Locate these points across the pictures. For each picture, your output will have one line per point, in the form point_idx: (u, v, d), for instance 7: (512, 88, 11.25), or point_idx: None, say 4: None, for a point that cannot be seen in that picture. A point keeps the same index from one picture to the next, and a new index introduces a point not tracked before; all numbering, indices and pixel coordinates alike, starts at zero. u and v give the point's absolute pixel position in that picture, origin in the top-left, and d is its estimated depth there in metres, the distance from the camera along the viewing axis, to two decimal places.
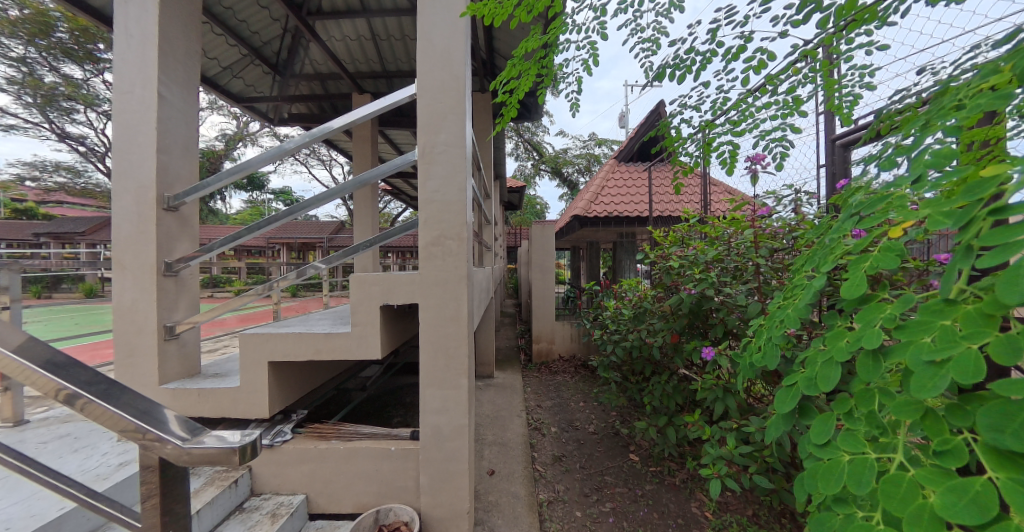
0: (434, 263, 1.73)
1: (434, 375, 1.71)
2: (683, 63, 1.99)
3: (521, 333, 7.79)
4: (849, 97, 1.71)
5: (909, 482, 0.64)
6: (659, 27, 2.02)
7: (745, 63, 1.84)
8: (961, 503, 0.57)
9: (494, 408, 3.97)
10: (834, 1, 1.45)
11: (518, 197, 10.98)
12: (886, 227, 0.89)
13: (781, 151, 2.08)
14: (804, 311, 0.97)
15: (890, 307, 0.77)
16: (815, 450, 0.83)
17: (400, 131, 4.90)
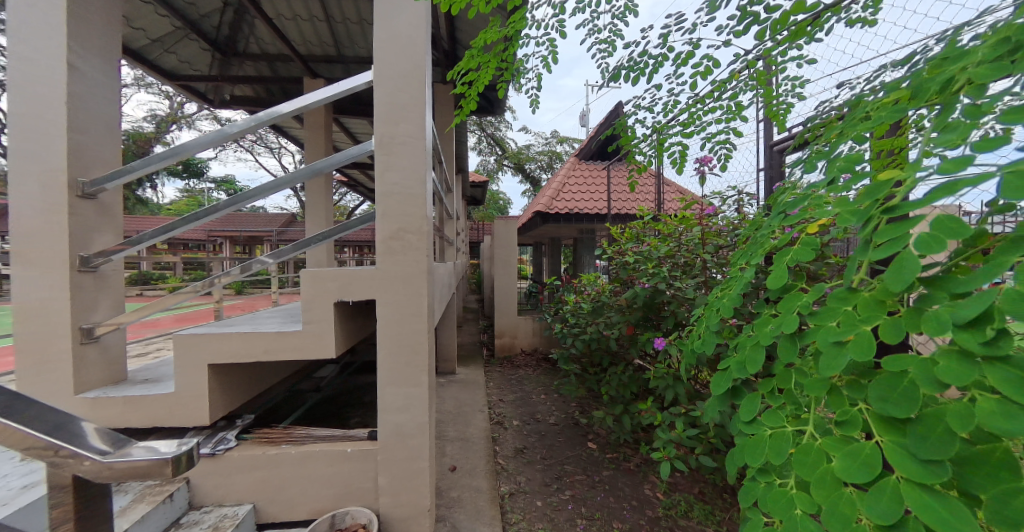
0: (393, 257, 1.67)
1: (395, 372, 1.67)
2: (637, 65, 2.06)
3: (484, 329, 7.81)
4: (783, 105, 1.85)
5: (817, 450, 0.70)
6: (616, 29, 2.07)
7: (693, 69, 1.94)
8: (855, 464, 0.63)
9: (456, 404, 3.94)
10: (771, 15, 1.55)
11: (481, 192, 10.92)
12: (807, 225, 0.97)
13: (726, 153, 2.22)
14: (736, 300, 1.04)
15: (806, 297, 0.84)
16: (744, 426, 0.90)
17: (356, 120, 4.70)
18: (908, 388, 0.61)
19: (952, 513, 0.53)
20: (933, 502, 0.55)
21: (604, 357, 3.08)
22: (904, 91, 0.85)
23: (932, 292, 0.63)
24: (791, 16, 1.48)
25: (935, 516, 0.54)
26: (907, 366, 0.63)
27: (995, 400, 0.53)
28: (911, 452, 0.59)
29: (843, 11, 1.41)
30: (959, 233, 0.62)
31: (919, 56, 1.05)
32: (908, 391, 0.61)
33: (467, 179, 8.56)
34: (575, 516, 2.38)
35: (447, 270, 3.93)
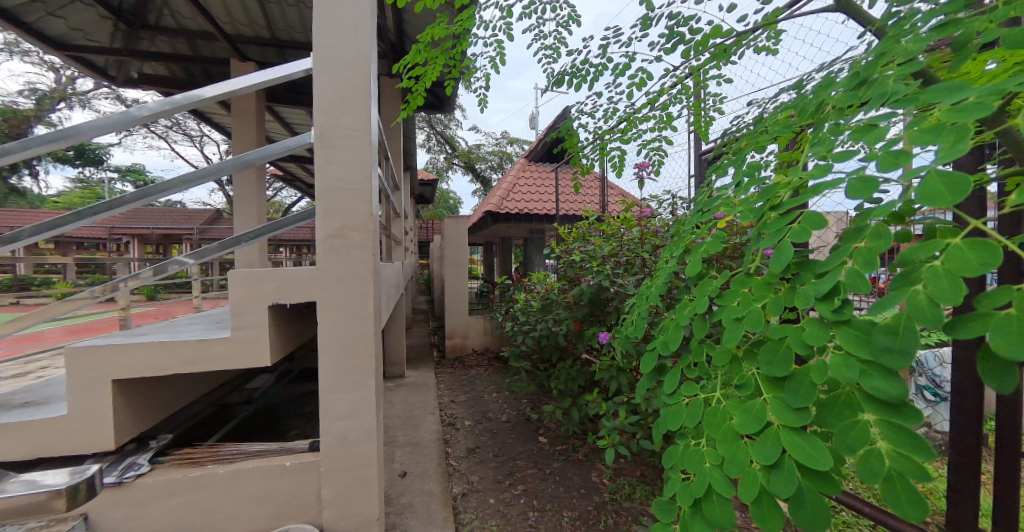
0: (336, 256, 1.59)
1: (339, 378, 1.58)
2: (579, 72, 2.14)
3: (435, 330, 7.67)
4: (707, 118, 2.03)
5: (721, 412, 0.78)
6: (560, 36, 2.14)
7: (629, 79, 2.06)
8: (749, 418, 0.72)
9: (406, 408, 3.83)
10: (695, 36, 1.70)
11: (430, 191, 10.66)
12: (719, 222, 1.09)
13: (659, 159, 2.38)
14: (662, 288, 1.14)
15: (715, 281, 0.94)
16: (667, 399, 0.98)
17: (293, 110, 4.38)
18: (785, 351, 0.71)
19: (814, 447, 0.64)
20: (804, 443, 0.65)
21: (553, 353, 3.17)
22: (794, 109, 0.99)
23: (803, 273, 0.74)
24: (711, 39, 1.64)
25: (802, 452, 0.64)
26: (785, 333, 0.73)
27: (840, 354, 0.64)
28: (787, 403, 0.69)
29: (754, 37, 1.57)
30: (823, 225, 0.73)
31: (810, 79, 1.23)
32: (781, 353, 0.72)
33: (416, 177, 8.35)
34: (527, 510, 2.43)
35: (395, 270, 3.81)
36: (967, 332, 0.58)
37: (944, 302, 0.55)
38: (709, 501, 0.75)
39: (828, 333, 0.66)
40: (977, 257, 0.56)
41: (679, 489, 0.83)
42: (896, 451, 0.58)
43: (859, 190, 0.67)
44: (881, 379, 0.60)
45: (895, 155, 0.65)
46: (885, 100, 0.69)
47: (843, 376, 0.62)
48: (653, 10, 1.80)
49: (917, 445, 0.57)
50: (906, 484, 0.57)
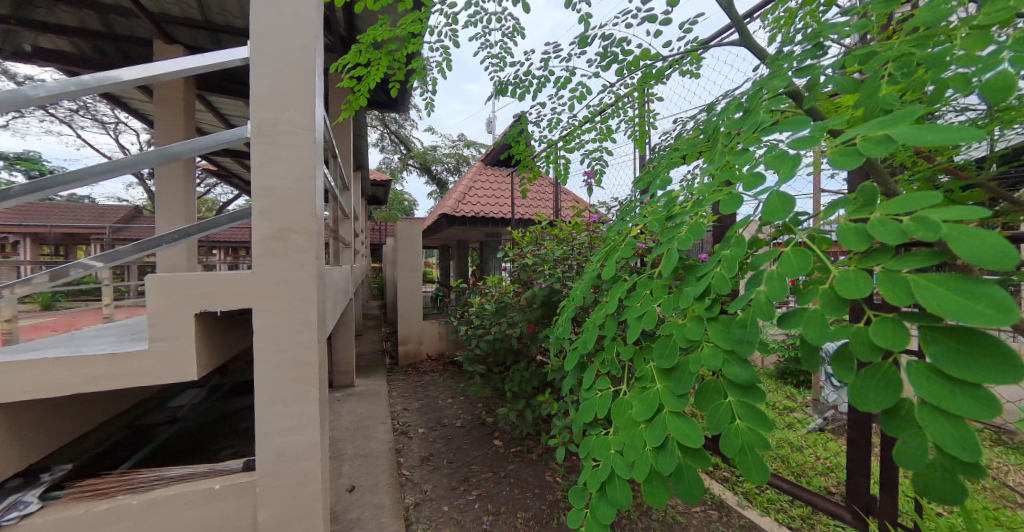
0: (275, 260, 1.49)
1: (278, 390, 1.48)
2: (522, 83, 2.20)
3: (387, 336, 7.40)
4: (642, 132, 2.16)
5: (625, 402, 0.89)
6: (505, 47, 2.18)
7: (570, 92, 2.15)
8: (645, 406, 0.84)
9: (355, 419, 3.66)
10: (627, 57, 1.81)
11: (383, 192, 10.30)
12: (634, 227, 1.21)
13: (601, 168, 2.50)
14: (583, 290, 1.24)
15: (625, 284, 1.07)
16: (584, 394, 1.07)
17: (227, 100, 4.05)
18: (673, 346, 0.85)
19: (691, 428, 0.76)
20: (685, 424, 0.78)
21: (507, 356, 3.20)
22: (701, 140, 1.15)
23: (689, 278, 0.90)
24: (643, 60, 1.77)
25: (681, 432, 0.76)
26: (672, 329, 0.86)
27: (711, 346, 0.79)
28: (673, 391, 0.82)
29: (679, 61, 1.71)
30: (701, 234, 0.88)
31: (718, 103, 1.39)
32: (670, 347, 0.86)
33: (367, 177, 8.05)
34: (481, 514, 2.42)
35: (343, 274, 3.64)
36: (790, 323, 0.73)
37: (776, 299, 0.71)
38: (615, 483, 0.85)
39: (703, 328, 0.81)
40: (797, 260, 0.71)
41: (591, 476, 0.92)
42: (749, 427, 0.74)
43: (731, 202, 0.82)
44: (739, 367, 0.76)
45: (750, 179, 0.81)
46: (760, 134, 0.85)
47: (712, 365, 0.77)
48: (589, 29, 1.90)
49: (761, 418, 0.73)
50: (754, 452, 0.73)
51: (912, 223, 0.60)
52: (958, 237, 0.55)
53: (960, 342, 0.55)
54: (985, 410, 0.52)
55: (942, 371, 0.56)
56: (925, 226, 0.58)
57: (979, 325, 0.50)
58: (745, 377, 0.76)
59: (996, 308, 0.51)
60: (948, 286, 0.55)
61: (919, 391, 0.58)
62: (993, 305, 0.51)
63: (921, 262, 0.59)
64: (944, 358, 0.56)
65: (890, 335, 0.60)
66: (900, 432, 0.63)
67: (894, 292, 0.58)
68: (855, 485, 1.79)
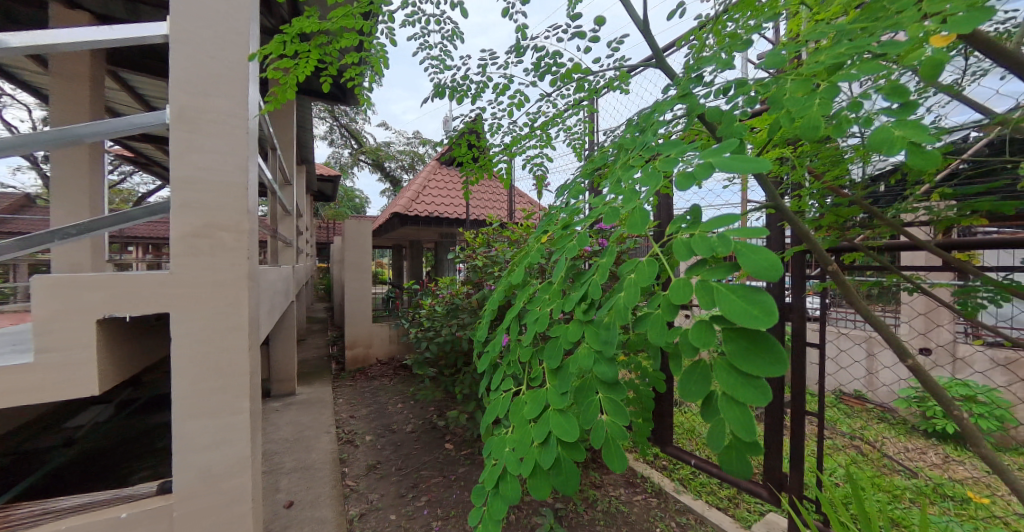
0: (198, 260, 1.36)
1: (200, 403, 1.35)
2: (460, 87, 2.20)
3: (333, 340, 7.02)
4: (578, 142, 2.25)
5: (521, 402, 0.95)
6: (445, 49, 2.16)
7: (509, 99, 2.18)
8: (535, 405, 0.90)
9: (295, 429, 3.43)
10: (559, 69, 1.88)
11: (332, 188, 9.77)
12: (545, 232, 1.29)
13: (541, 174, 2.56)
14: (499, 295, 1.31)
15: (530, 291, 1.14)
16: (492, 396, 1.12)
17: (146, 80, 3.63)
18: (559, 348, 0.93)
19: (569, 423, 0.83)
20: (563, 420, 0.85)
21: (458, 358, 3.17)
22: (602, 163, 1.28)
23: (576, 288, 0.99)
24: (573, 74, 1.84)
25: (561, 428, 0.83)
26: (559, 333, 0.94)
27: (585, 347, 0.87)
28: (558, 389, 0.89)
29: (608, 78, 1.80)
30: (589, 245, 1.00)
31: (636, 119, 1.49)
32: (557, 348, 0.94)
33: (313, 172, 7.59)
34: (431, 520, 2.37)
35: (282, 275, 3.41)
36: (641, 325, 0.83)
37: (629, 304, 0.82)
38: (507, 481, 0.89)
39: (581, 331, 0.90)
40: (648, 270, 0.83)
41: (489, 474, 0.96)
42: (614, 420, 0.80)
43: (610, 214, 0.94)
44: (606, 365, 0.84)
45: (631, 192, 0.92)
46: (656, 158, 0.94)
47: (585, 365, 0.85)
48: (525, 39, 1.95)
49: (620, 411, 0.80)
50: (616, 443, 0.78)
51: (718, 242, 0.74)
52: (745, 253, 0.70)
53: (744, 340, 0.67)
54: (759, 395, 0.64)
55: (733, 364, 0.67)
56: (726, 245, 0.72)
57: (751, 324, 0.63)
58: (610, 375, 0.83)
59: (763, 311, 0.63)
60: (737, 293, 0.68)
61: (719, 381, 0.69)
62: (762, 308, 0.64)
63: (723, 272, 0.72)
64: (735, 353, 0.67)
65: (699, 334, 0.71)
66: (711, 416, 0.72)
67: (702, 299, 0.71)
68: (771, 465, 2.01)
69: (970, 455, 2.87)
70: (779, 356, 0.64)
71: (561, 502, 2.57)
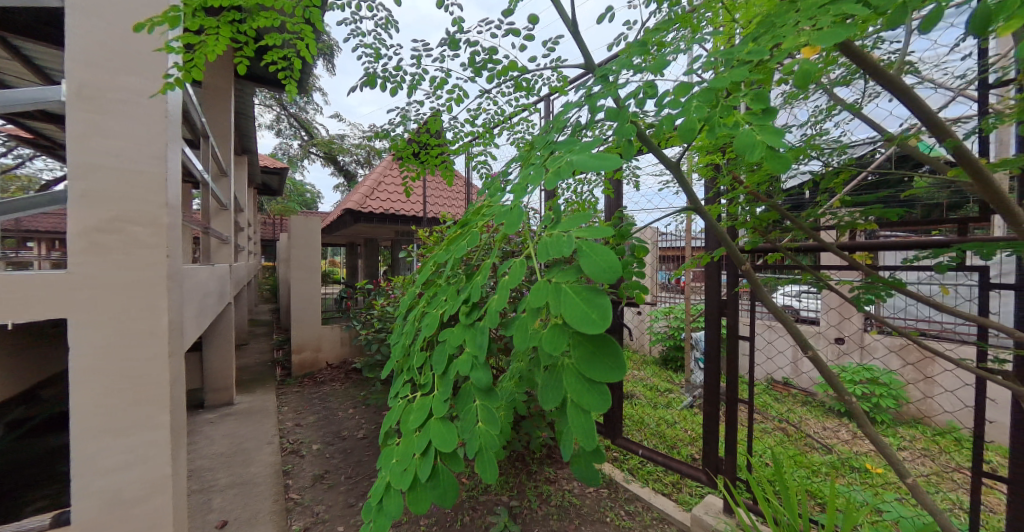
0: (107, 259, 1.25)
1: (107, 419, 1.25)
2: (392, 77, 2.14)
3: (279, 344, 6.57)
4: (520, 139, 2.25)
5: (410, 411, 0.92)
6: (380, 38, 2.08)
7: (448, 94, 2.13)
8: (418, 414, 0.87)
9: (231, 442, 3.16)
10: (496, 65, 1.86)
11: (278, 181, 9.12)
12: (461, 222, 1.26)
13: (485, 170, 2.54)
14: (409, 295, 1.26)
15: (430, 292, 1.11)
16: (392, 404, 1.08)
17: (43, 50, 3.16)
18: (444, 353, 0.90)
19: (448, 432, 0.81)
20: (441, 428, 0.83)
21: None
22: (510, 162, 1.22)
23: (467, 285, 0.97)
24: (510, 71, 1.82)
25: (440, 437, 0.81)
26: (445, 337, 0.92)
27: (465, 352, 0.85)
28: (439, 397, 0.87)
29: (546, 79, 1.82)
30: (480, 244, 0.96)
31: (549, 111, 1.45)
32: (442, 353, 0.91)
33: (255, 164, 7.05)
34: None
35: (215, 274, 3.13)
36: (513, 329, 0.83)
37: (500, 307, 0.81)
38: (389, 496, 0.84)
39: (462, 335, 0.87)
40: (518, 270, 0.82)
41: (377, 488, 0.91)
42: (487, 429, 0.79)
43: (499, 215, 0.94)
44: (482, 372, 0.83)
45: (521, 188, 0.92)
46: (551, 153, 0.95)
47: (462, 371, 0.84)
48: (459, 32, 1.91)
49: (495, 419, 0.80)
50: (488, 452, 0.77)
51: (569, 243, 0.75)
52: (587, 257, 0.71)
53: (587, 344, 0.68)
54: (597, 400, 0.65)
55: (578, 370, 0.67)
56: (572, 248, 0.74)
57: (585, 328, 0.64)
58: (485, 381, 0.82)
59: (600, 315, 0.64)
60: (580, 297, 0.69)
61: (566, 388, 0.68)
62: (596, 311, 0.65)
63: (573, 275, 0.72)
64: (580, 358, 0.68)
65: (551, 339, 0.70)
66: (562, 422, 0.71)
67: (548, 301, 0.71)
68: (709, 451, 2.16)
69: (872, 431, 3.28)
70: (617, 361, 0.66)
71: (515, 500, 2.59)
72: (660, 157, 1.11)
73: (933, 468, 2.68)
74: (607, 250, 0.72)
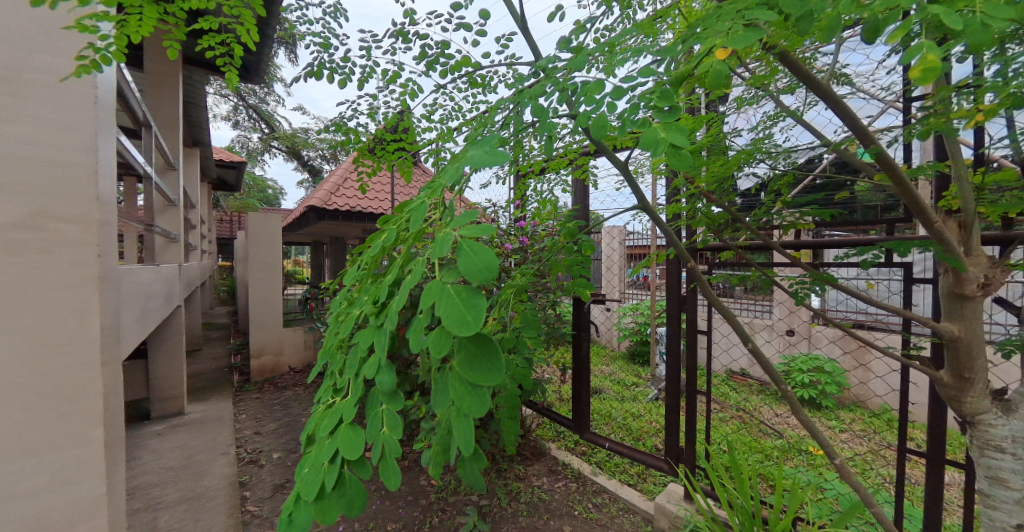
0: (31, 261, 1.15)
1: (33, 435, 1.15)
2: (340, 68, 2.07)
3: (236, 348, 6.21)
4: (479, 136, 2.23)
5: (322, 419, 0.86)
6: (329, 27, 2.01)
7: (401, 88, 2.08)
8: (327, 423, 0.81)
9: (180, 454, 2.95)
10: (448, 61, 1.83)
11: (233, 177, 8.61)
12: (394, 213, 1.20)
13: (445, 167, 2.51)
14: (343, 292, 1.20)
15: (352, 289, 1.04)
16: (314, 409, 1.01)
17: None
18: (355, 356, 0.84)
19: (356, 438, 0.76)
20: (347, 436, 0.77)
21: None
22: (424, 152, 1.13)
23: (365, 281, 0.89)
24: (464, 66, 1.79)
25: (347, 445, 0.75)
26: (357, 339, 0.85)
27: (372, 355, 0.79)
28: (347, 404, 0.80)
29: (501, 77, 1.81)
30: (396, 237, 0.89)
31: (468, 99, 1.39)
32: (355, 355, 0.85)
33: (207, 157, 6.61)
34: None
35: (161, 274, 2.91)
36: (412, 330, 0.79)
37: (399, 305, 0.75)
38: (297, 513, 0.77)
39: (370, 337, 0.81)
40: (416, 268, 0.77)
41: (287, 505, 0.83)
42: (393, 435, 0.75)
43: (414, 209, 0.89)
44: (389, 375, 0.78)
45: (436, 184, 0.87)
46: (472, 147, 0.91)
47: (368, 375, 0.78)
48: (408, 25, 1.86)
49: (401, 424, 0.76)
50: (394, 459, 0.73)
51: (445, 243, 0.67)
52: (464, 255, 0.65)
53: (469, 347, 0.65)
54: (477, 402, 0.64)
55: (461, 375, 0.65)
56: (449, 247, 0.66)
57: (458, 332, 0.60)
58: (390, 384, 0.78)
59: (473, 318, 0.60)
60: (459, 297, 0.64)
61: (453, 391, 0.68)
62: (469, 313, 0.60)
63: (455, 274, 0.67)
64: (463, 361, 0.65)
65: (436, 344, 0.67)
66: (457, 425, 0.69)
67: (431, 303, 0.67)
68: (670, 441, 2.25)
69: (817, 416, 3.55)
70: (497, 362, 0.65)
71: (485, 498, 2.59)
72: (605, 154, 1.10)
73: (868, 447, 2.93)
74: (486, 248, 0.66)
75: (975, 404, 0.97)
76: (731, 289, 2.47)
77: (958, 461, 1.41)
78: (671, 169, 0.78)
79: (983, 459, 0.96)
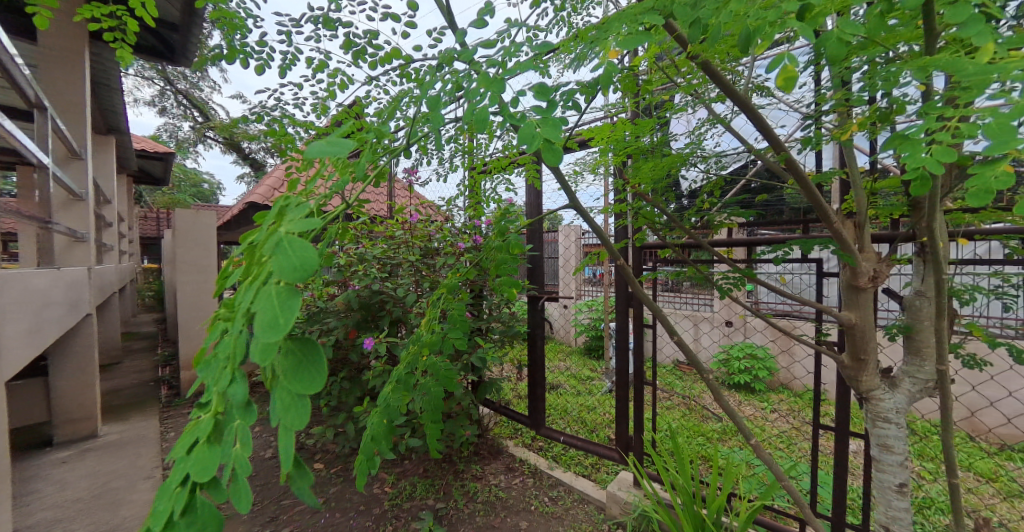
0: None
1: None
2: (260, 54, 1.91)
3: (165, 358, 5.62)
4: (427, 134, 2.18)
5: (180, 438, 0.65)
6: (248, 9, 1.85)
7: (329, 78, 1.93)
8: (181, 444, 0.60)
9: (93, 482, 2.62)
10: (379, 48, 1.71)
11: (157, 171, 7.78)
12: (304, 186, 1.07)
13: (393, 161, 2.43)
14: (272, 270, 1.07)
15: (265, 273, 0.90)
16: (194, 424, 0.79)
17: None
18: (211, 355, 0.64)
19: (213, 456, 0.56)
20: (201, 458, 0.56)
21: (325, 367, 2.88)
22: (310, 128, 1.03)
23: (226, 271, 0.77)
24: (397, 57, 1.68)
25: (201, 466, 0.55)
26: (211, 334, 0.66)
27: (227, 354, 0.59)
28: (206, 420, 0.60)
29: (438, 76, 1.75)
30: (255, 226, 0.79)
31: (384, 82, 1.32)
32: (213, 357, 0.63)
33: (124, 149, 5.91)
34: None
35: (65, 279, 2.57)
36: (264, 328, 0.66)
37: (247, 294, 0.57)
38: None
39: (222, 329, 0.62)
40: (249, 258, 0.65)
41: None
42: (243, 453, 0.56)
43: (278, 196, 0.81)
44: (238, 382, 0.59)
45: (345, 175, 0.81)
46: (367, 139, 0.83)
47: (217, 381, 0.59)
48: (333, 11, 1.74)
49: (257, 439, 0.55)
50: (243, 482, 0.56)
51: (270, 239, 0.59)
52: (281, 251, 0.56)
53: (289, 356, 0.59)
54: (296, 418, 0.55)
55: (283, 385, 0.57)
56: (270, 244, 0.57)
57: (262, 340, 0.49)
58: (244, 396, 0.59)
59: (284, 321, 0.50)
60: (277, 297, 0.53)
61: (277, 407, 0.57)
62: (276, 313, 0.50)
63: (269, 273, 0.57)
64: (287, 369, 0.58)
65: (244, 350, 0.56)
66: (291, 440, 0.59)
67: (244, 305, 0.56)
68: (621, 431, 2.36)
69: (750, 399, 3.88)
70: (321, 368, 0.59)
71: (442, 501, 2.54)
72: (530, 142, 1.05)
73: (792, 424, 3.25)
74: (309, 244, 0.58)
75: (868, 382, 1.10)
76: (680, 283, 2.62)
77: (861, 431, 1.61)
78: (548, 163, 0.77)
79: (875, 430, 1.10)
